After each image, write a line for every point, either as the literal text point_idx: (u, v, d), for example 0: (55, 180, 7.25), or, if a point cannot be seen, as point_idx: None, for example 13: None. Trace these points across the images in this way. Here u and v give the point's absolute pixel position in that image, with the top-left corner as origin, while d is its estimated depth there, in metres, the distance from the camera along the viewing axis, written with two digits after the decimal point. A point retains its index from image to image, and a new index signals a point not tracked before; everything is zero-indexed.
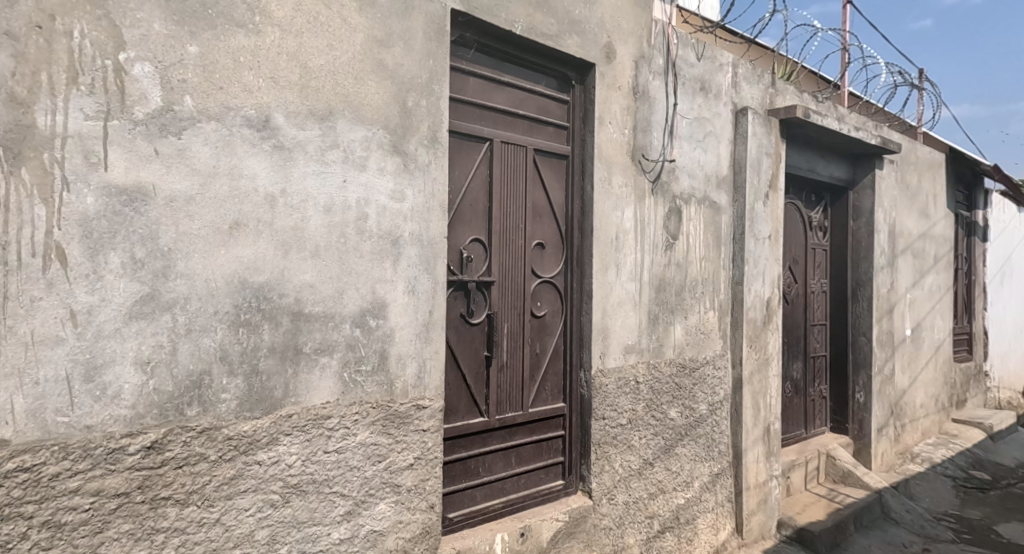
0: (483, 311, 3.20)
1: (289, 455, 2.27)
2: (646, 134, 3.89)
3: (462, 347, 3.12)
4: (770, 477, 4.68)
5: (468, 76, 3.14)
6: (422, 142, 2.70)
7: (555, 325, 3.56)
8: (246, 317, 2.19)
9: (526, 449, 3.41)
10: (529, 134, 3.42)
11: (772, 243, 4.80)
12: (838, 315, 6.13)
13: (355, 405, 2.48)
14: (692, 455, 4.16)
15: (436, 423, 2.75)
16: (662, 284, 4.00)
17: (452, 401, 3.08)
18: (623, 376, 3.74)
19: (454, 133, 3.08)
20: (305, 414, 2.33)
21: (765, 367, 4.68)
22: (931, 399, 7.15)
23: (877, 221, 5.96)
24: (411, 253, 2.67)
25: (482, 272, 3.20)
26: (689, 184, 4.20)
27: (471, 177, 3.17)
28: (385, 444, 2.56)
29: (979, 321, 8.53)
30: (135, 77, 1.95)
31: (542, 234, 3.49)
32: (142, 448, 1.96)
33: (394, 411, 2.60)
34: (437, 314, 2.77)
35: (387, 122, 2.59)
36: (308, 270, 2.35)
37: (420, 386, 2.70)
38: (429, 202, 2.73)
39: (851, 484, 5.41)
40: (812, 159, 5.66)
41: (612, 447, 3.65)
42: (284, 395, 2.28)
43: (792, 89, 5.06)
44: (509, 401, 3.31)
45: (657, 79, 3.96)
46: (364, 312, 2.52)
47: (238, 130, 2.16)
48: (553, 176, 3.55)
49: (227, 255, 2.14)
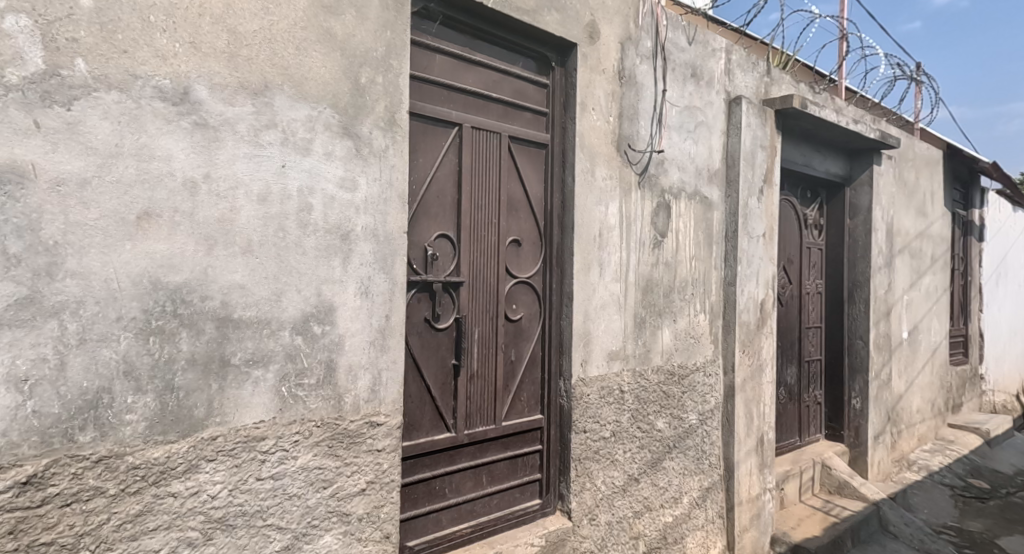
0: (450, 315, 2.88)
1: (212, 484, 1.95)
2: (633, 122, 3.59)
3: (426, 355, 2.81)
4: (763, 490, 4.38)
5: (434, 53, 2.83)
6: (377, 124, 2.38)
7: (532, 330, 3.25)
8: (158, 324, 1.87)
9: (499, 467, 3.10)
10: (504, 120, 3.11)
11: (768, 242, 4.51)
12: (834, 318, 5.87)
13: (295, 424, 2.16)
14: (681, 468, 3.86)
15: (392, 443, 2.43)
16: (649, 285, 3.70)
17: (414, 415, 2.77)
18: (607, 385, 3.44)
19: (416, 116, 2.77)
20: (232, 436, 2.01)
21: (759, 373, 4.39)
22: (927, 404, 6.90)
23: (875, 219, 5.69)
24: (365, 250, 2.35)
25: (450, 272, 2.88)
26: (679, 178, 3.90)
27: (438, 165, 2.85)
28: (332, 468, 2.25)
29: (975, 323, 8.30)
30: (7, 32, 1.63)
31: (518, 230, 3.18)
32: (16, 484, 1.63)
33: (342, 429, 2.29)
34: (395, 319, 2.45)
35: (337, 100, 2.27)
36: (237, 270, 2.03)
37: (373, 401, 2.38)
38: (386, 192, 2.41)
39: (847, 495, 5.12)
40: (808, 154, 5.38)
41: (594, 462, 3.34)
42: (207, 414, 1.96)
43: (789, 79, 4.77)
44: (480, 413, 3.00)
45: (645, 63, 3.65)
46: (306, 317, 2.20)
47: (148, 103, 1.84)
48: (531, 166, 3.23)
49: (136, 252, 1.82)
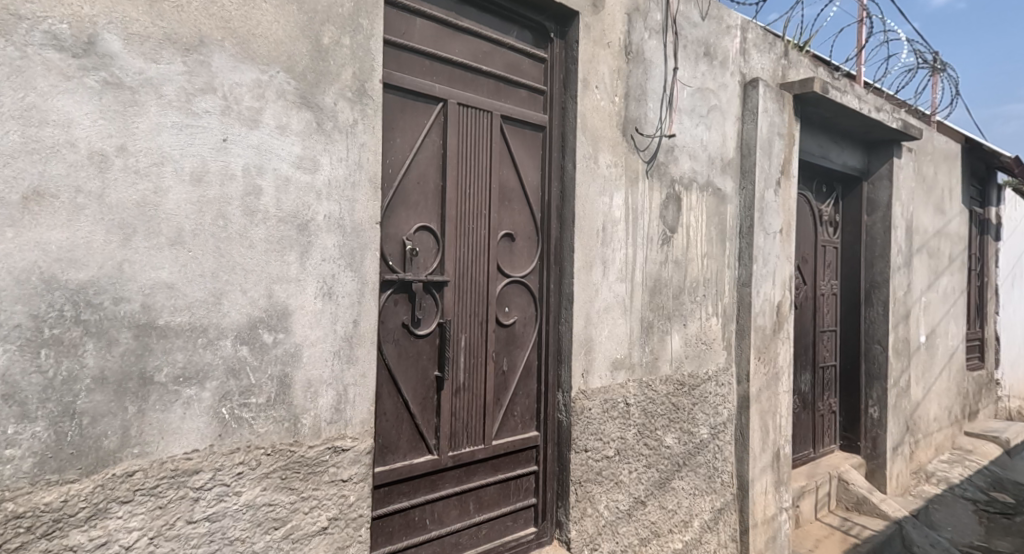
0: (433, 320, 2.51)
1: (125, 532, 1.58)
2: (640, 104, 3.22)
3: (404, 367, 2.43)
4: (780, 510, 4.01)
5: (414, 17, 2.45)
6: (343, 94, 2.00)
7: (527, 336, 2.87)
8: (54, 334, 1.50)
9: (489, 492, 2.73)
10: (495, 97, 2.72)
11: (786, 239, 4.13)
12: (850, 321, 5.50)
13: (238, 453, 1.78)
14: (691, 488, 3.49)
15: (361, 471, 2.05)
16: (656, 286, 3.33)
17: (389, 436, 2.39)
18: (610, 398, 3.07)
19: (392, 88, 2.39)
20: (156, 471, 1.64)
21: (775, 383, 4.01)
22: (944, 411, 6.55)
23: (895, 216, 5.33)
24: (327, 244, 1.97)
25: (433, 270, 2.50)
26: (690, 167, 3.53)
27: (418, 146, 2.47)
28: (285, 504, 1.87)
29: (991, 325, 7.95)
30: None
31: (511, 223, 2.79)
32: None
33: (299, 457, 1.91)
34: (365, 326, 2.07)
35: (292, 63, 1.89)
36: (163, 265, 1.65)
37: (338, 422, 2.00)
38: (354, 175, 2.03)
39: (867, 513, 4.75)
40: (825, 145, 5.02)
41: (595, 485, 2.98)
42: (120, 446, 1.58)
43: (807, 62, 4.39)
44: (467, 431, 2.63)
45: (654, 38, 3.27)
46: (253, 323, 1.82)
47: (37, 53, 1.47)
48: (527, 150, 2.85)
49: (21, 242, 1.45)
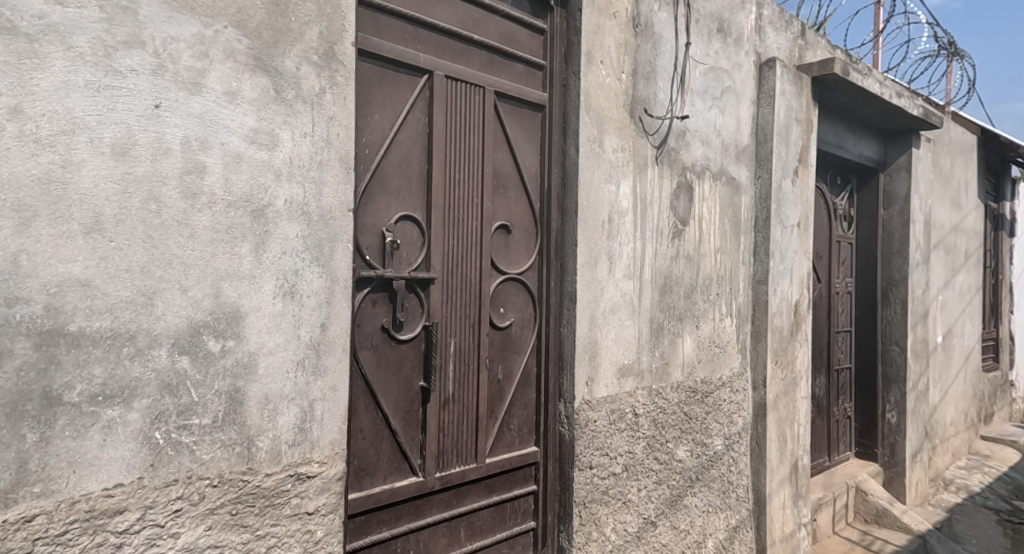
0: (418, 322, 2.19)
1: None
2: (649, 83, 2.91)
3: (383, 376, 2.12)
4: (797, 526, 3.71)
5: None
6: (307, 57, 1.68)
7: (525, 341, 2.56)
8: None
9: (482, 516, 2.41)
10: (488, 71, 2.41)
11: (803, 233, 3.82)
12: (865, 320, 5.20)
13: (176, 486, 1.47)
14: (704, 505, 3.18)
15: (330, 502, 1.73)
16: (667, 283, 3.02)
17: (367, 457, 2.08)
18: (617, 408, 2.76)
19: (370, 56, 2.07)
20: (64, 513, 1.32)
21: (793, 389, 3.71)
22: (960, 415, 6.25)
23: (913, 209, 5.04)
24: (288, 234, 1.65)
25: (417, 265, 2.18)
26: (703, 153, 3.22)
27: (400, 124, 2.15)
28: (235, 546, 1.56)
29: (1006, 325, 7.65)
30: None
31: (507, 213, 2.48)
32: None
33: (253, 488, 1.59)
34: (335, 331, 1.75)
35: (244, 17, 1.57)
36: (75, 257, 1.34)
37: (301, 445, 1.68)
38: (321, 153, 1.71)
39: (887, 526, 4.45)
40: (841, 134, 4.72)
41: (601, 506, 2.67)
42: (15, 483, 1.27)
43: (824, 43, 4.09)
44: (457, 449, 2.32)
45: (664, 10, 2.97)
46: (194, 329, 1.50)
47: None
48: (525, 131, 2.54)
49: None
